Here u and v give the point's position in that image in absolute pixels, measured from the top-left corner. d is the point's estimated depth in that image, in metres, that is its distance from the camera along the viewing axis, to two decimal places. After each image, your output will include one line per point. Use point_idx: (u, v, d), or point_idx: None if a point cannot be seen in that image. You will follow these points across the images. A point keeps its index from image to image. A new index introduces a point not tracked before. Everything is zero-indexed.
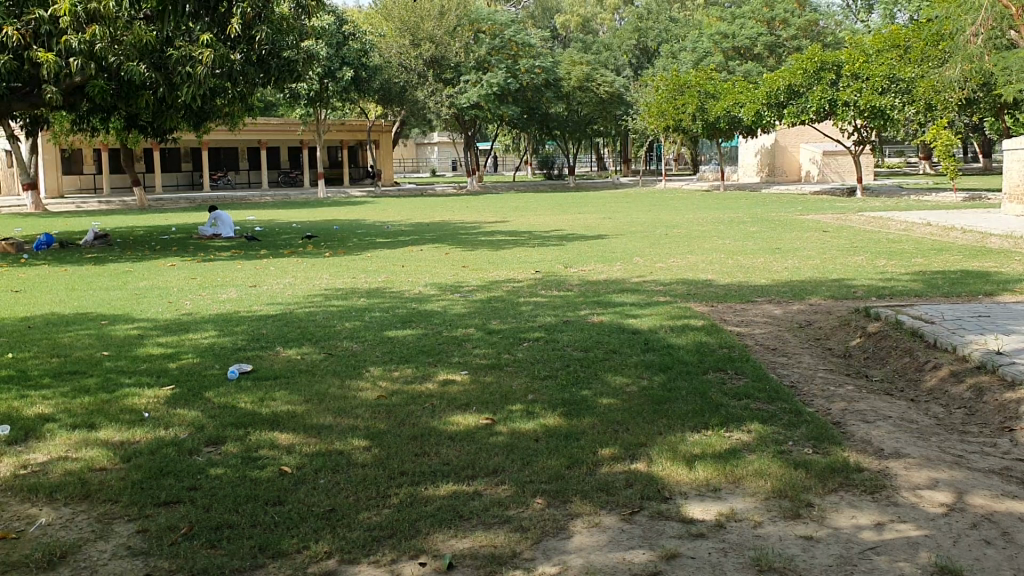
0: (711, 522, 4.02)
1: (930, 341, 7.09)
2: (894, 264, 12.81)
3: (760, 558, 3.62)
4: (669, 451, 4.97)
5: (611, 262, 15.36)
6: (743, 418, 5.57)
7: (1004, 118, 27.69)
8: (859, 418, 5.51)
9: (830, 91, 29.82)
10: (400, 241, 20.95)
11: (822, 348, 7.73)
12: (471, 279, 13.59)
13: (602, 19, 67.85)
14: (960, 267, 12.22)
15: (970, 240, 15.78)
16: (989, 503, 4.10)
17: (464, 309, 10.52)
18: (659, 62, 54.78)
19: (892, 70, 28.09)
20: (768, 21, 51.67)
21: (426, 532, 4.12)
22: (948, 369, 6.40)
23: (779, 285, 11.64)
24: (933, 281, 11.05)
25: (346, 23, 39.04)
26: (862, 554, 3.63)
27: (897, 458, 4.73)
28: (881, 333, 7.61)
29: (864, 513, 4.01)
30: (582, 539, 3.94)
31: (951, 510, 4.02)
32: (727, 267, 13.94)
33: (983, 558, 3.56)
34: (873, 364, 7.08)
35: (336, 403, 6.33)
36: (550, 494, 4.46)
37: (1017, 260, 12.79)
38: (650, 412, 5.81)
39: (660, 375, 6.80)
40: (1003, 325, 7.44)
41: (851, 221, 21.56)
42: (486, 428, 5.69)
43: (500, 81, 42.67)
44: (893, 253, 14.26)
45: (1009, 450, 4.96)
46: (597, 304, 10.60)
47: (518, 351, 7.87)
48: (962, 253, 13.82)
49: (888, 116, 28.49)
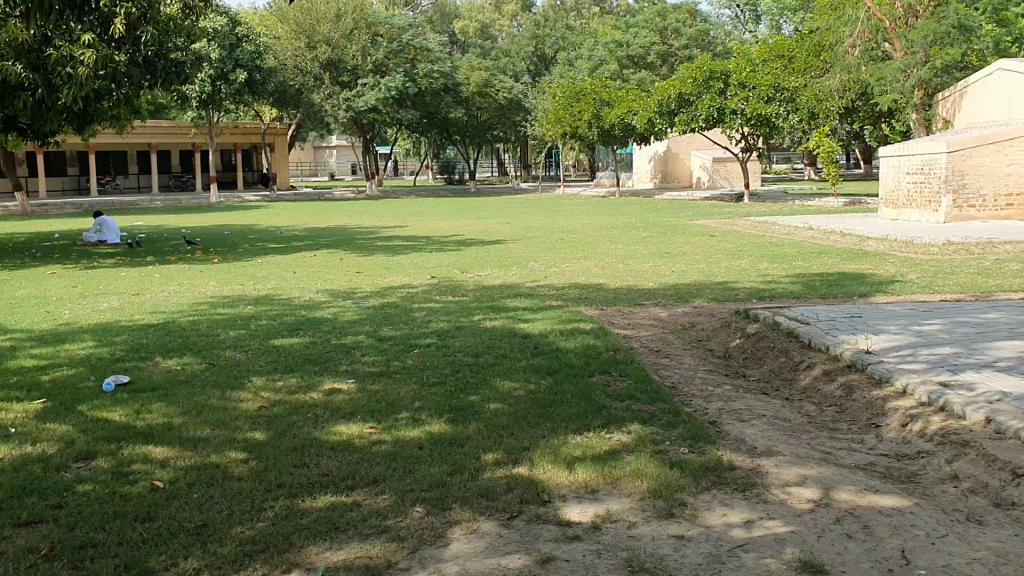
0: (587, 525, 4.04)
1: (804, 342, 7.33)
2: (776, 267, 13.24)
3: (632, 559, 3.65)
4: (550, 455, 4.99)
5: (506, 267, 15.41)
6: (624, 419, 5.65)
7: (880, 126, 29.07)
8: (735, 418, 5.64)
9: (719, 99, 30.40)
10: (294, 246, 20.60)
11: (703, 349, 7.92)
12: (364, 285, 13.46)
13: (500, 26, 68.15)
14: (836, 269, 12.68)
15: (848, 242, 16.45)
16: (852, 498, 4.23)
17: (354, 315, 10.40)
18: (557, 69, 55.57)
19: (776, 80, 28.98)
20: (660, 30, 52.92)
21: (300, 545, 4.03)
22: (821, 368, 6.60)
23: (666, 288, 11.88)
24: (811, 283, 11.44)
25: (239, 25, 38.17)
26: (732, 552, 3.70)
27: (769, 456, 4.85)
28: (760, 334, 7.83)
29: (735, 511, 4.10)
30: (458, 547, 3.91)
31: (817, 507, 4.13)
32: (619, 272, 14.11)
33: (844, 552, 3.65)
34: (752, 365, 7.26)
35: (215, 415, 6.15)
36: (430, 502, 4.42)
37: (889, 262, 13.38)
38: (535, 416, 5.83)
39: (547, 379, 6.83)
40: (872, 325, 7.73)
41: (738, 226, 22.27)
42: (369, 436, 5.61)
43: (398, 85, 42.33)
44: (775, 256, 14.73)
45: (875, 445, 5.14)
46: (489, 308, 10.62)
47: (407, 358, 7.79)
48: (839, 256, 14.37)
49: (774, 124, 29.53)
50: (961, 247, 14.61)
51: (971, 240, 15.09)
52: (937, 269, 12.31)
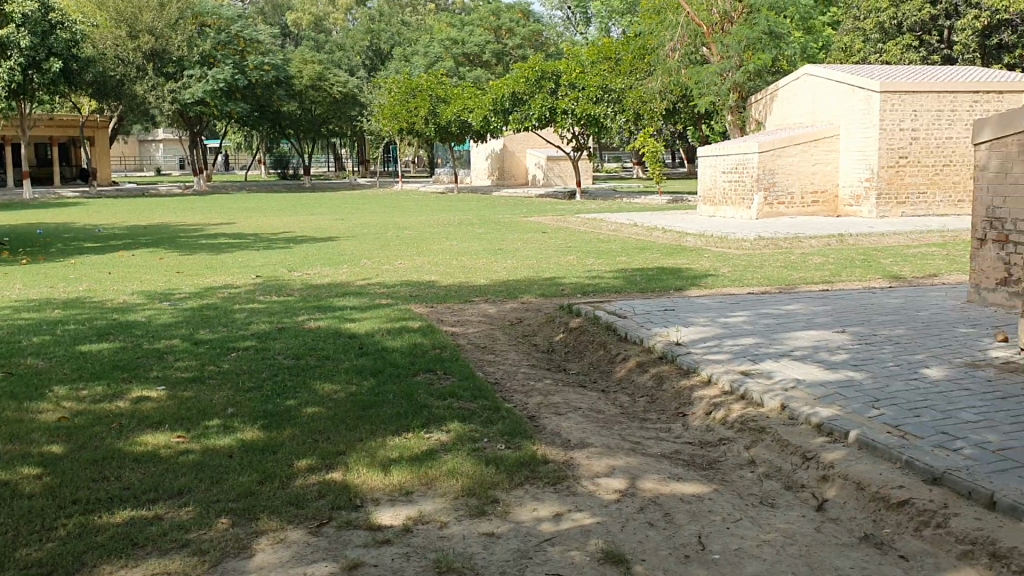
0: (398, 527, 4.00)
1: (622, 334, 7.55)
2: (601, 263, 13.60)
3: (440, 560, 3.64)
4: (366, 458, 4.92)
5: (336, 265, 15.15)
6: (444, 418, 5.64)
7: (701, 127, 30.40)
8: (552, 411, 5.73)
9: (550, 99, 30.98)
10: (112, 245, 19.55)
11: (527, 345, 8.03)
12: (185, 285, 12.92)
13: (334, 19, 66.96)
14: (657, 264, 13.15)
15: (669, 238, 17.11)
16: (656, 487, 4.37)
17: (171, 318, 9.95)
18: (393, 65, 55.16)
19: (604, 82, 29.60)
20: (495, 29, 53.37)
21: (93, 565, 3.79)
22: (636, 360, 6.81)
23: (495, 285, 11.99)
24: (633, 277, 11.82)
25: (52, 11, 35.81)
26: (539, 546, 3.74)
27: (582, 448, 4.95)
28: (581, 329, 8.01)
29: (544, 506, 4.16)
30: (262, 558, 3.78)
31: (623, 497, 4.25)
32: (449, 269, 14.14)
33: (645, 540, 3.76)
34: (572, 359, 7.42)
35: (8, 429, 5.73)
36: (237, 513, 4.26)
37: (706, 257, 14.00)
38: (354, 418, 5.74)
39: (369, 379, 6.74)
40: (685, 317, 8.05)
41: (569, 223, 22.78)
42: (178, 446, 5.37)
43: (227, 77, 40.88)
44: (601, 252, 15.15)
45: (682, 434, 5.34)
46: (316, 308, 10.40)
47: (224, 362, 7.52)
48: (660, 251, 14.92)
49: (603, 124, 30.40)
50: (770, 242, 15.44)
51: (780, 236, 15.98)
52: (748, 263, 12.96)
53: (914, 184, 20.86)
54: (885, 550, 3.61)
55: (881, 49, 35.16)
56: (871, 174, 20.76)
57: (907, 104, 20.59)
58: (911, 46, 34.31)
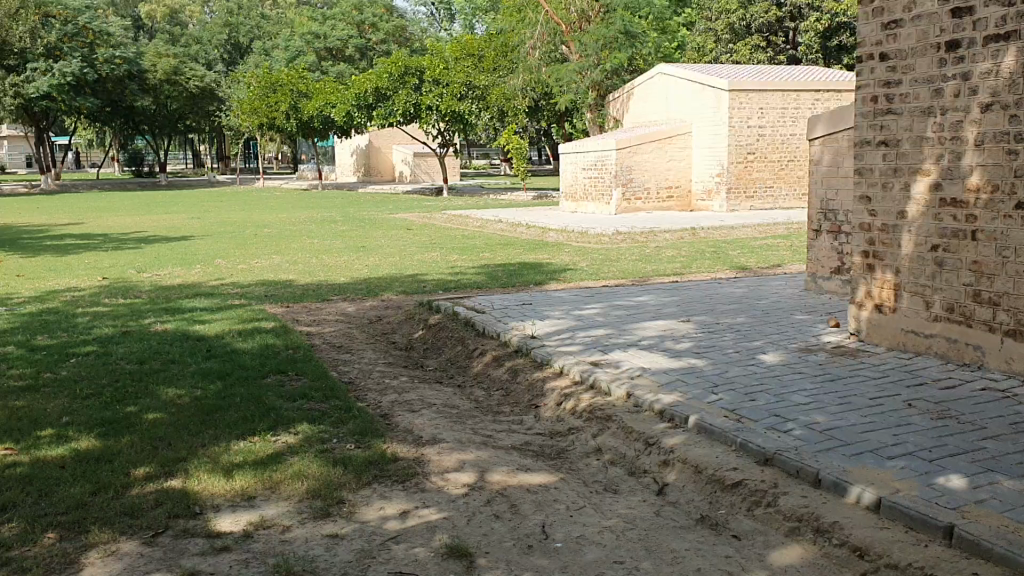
0: (238, 534, 3.88)
1: (479, 329, 7.57)
2: (463, 259, 13.61)
3: (281, 564, 3.54)
4: (209, 464, 4.75)
5: (191, 265, 14.62)
6: (293, 419, 5.51)
7: (564, 124, 30.86)
8: (405, 409, 5.68)
9: (414, 95, 30.80)
10: None
11: (385, 342, 7.94)
12: (24, 289, 12.19)
13: (191, 12, 64.61)
14: (518, 259, 13.26)
15: (533, 234, 17.27)
16: (504, 479, 4.39)
17: (6, 324, 9.37)
18: (253, 59, 53.71)
19: (469, 78, 29.56)
20: (358, 24, 52.65)
21: None
22: (492, 355, 6.83)
23: (355, 283, 11.82)
24: (494, 273, 11.87)
25: None
26: (383, 545, 3.70)
27: (432, 444, 4.92)
28: (439, 325, 7.99)
29: (391, 504, 4.11)
30: (90, 573, 3.59)
31: (470, 491, 4.25)
32: (310, 267, 13.86)
33: (489, 533, 3.76)
34: (430, 355, 7.39)
35: None
36: (65, 527, 4.04)
37: (567, 251, 14.21)
38: (198, 423, 5.53)
39: (217, 382, 6.52)
40: (541, 311, 8.14)
41: (433, 219, 22.70)
42: (4, 459, 5.05)
43: (75, 70, 38.84)
44: (465, 248, 15.15)
45: (533, 426, 5.39)
46: (165, 310, 10.00)
47: (61, 369, 7.12)
48: (522, 246, 15.05)
49: (467, 121, 30.44)
50: (627, 236, 15.82)
51: (637, 230, 16.39)
52: (605, 256, 13.23)
53: (761, 179, 21.81)
54: (719, 530, 3.73)
55: (731, 50, 36.57)
56: (721, 170, 21.55)
57: (754, 102, 21.47)
58: (759, 47, 35.82)
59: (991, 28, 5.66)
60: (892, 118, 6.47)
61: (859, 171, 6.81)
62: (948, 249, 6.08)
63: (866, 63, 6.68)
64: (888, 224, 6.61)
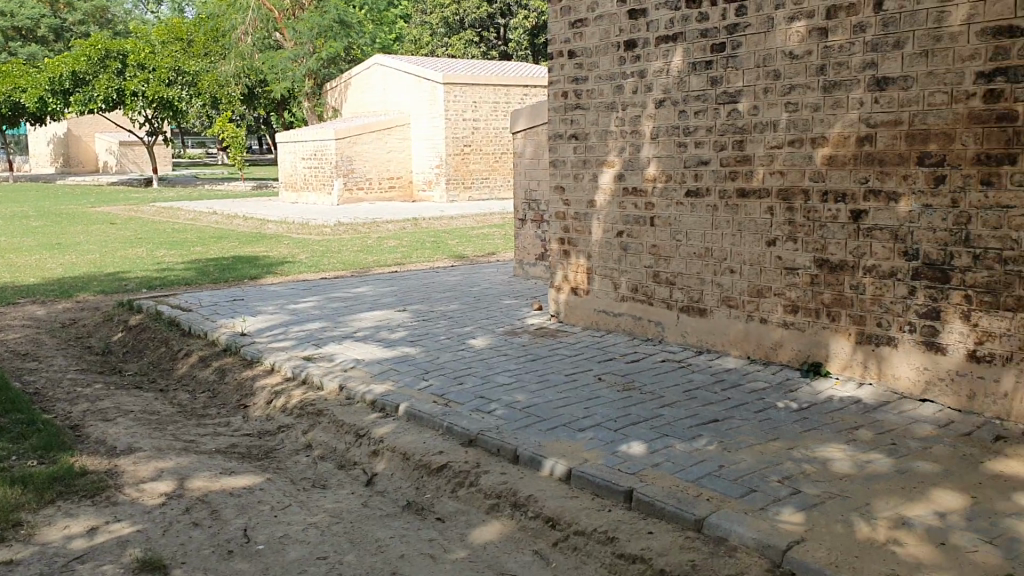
0: None
1: (185, 329, 7.21)
2: (173, 254, 12.90)
3: None
4: None
5: None
6: None
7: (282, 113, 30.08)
8: (98, 418, 5.29)
9: (116, 79, 28.67)
10: None
11: (79, 348, 7.35)
12: None
13: None
14: (232, 253, 12.77)
15: (251, 226, 16.69)
16: (205, 484, 4.21)
17: None
18: None
19: (176, 62, 28.12)
20: (51, 2, 48.27)
21: None
22: (198, 355, 6.53)
23: (48, 283, 10.85)
24: (206, 268, 11.35)
25: None
26: (65, 566, 3.41)
27: (128, 454, 4.62)
28: (142, 326, 7.52)
29: (78, 521, 3.82)
30: None
31: (168, 499, 4.03)
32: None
33: (187, 542, 3.59)
34: (130, 359, 6.93)
35: None
36: None
37: (284, 244, 13.88)
38: None
39: None
40: (253, 307, 7.89)
41: (141, 211, 21.30)
42: None
43: None
44: (175, 243, 14.36)
45: (240, 426, 5.21)
46: None
47: None
48: (238, 240, 14.52)
49: (178, 108, 28.86)
50: (348, 227, 15.71)
51: (358, 221, 16.33)
52: (324, 248, 13.05)
53: (477, 171, 22.47)
54: (424, 515, 3.80)
55: (447, 43, 37.32)
56: (440, 162, 21.94)
57: (468, 95, 22.03)
58: (473, 42, 36.83)
59: (662, 29, 6.16)
60: (581, 112, 6.88)
61: (554, 162, 7.18)
62: (633, 234, 6.57)
63: (557, 59, 7.04)
64: (580, 213, 7.02)
